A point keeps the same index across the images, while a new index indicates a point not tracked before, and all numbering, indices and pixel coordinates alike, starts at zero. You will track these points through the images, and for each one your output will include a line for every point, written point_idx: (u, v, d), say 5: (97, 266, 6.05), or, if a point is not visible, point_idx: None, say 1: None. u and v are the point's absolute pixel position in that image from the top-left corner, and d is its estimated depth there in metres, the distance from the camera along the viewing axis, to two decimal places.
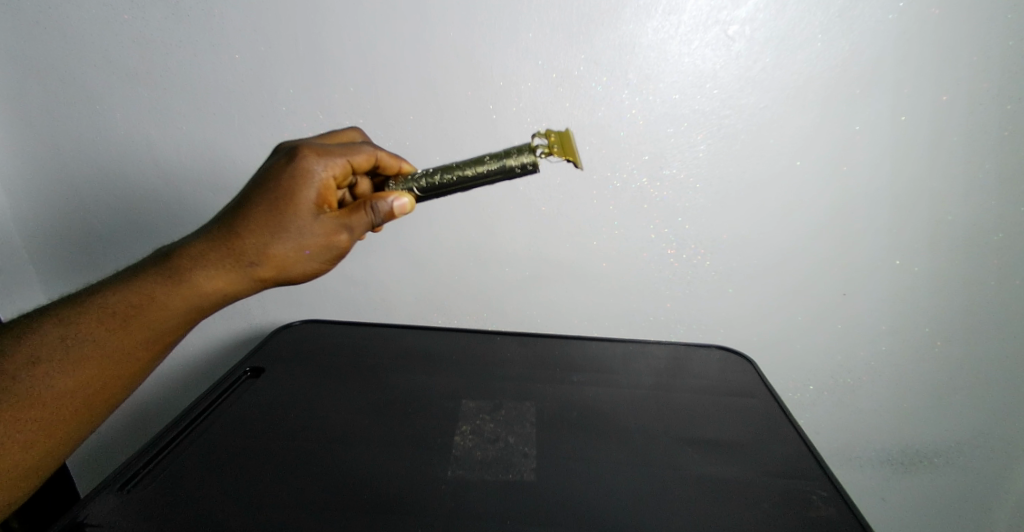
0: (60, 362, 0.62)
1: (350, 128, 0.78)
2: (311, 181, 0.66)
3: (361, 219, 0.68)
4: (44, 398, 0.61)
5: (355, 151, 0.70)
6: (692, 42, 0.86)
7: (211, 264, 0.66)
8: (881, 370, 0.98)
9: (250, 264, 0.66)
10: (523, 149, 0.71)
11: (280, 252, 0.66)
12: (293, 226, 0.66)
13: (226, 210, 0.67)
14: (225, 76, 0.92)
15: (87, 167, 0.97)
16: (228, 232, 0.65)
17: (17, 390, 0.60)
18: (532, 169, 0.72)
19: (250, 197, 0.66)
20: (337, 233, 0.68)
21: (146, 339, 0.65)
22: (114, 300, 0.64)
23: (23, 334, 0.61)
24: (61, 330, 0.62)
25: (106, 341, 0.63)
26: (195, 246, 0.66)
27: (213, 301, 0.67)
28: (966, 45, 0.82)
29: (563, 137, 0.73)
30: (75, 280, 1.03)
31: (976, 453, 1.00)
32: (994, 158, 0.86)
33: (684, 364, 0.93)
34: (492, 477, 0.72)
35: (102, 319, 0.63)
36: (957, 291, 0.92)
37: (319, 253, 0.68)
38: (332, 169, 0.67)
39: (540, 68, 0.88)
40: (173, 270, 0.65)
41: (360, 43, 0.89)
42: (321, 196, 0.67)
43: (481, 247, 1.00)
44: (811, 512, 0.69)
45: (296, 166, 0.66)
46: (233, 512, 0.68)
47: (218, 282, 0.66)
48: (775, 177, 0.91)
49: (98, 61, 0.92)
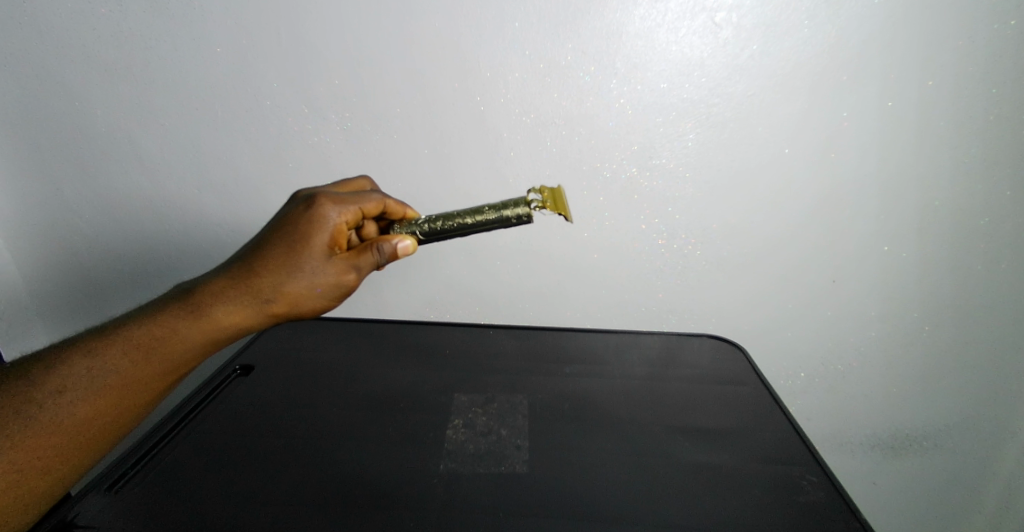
0: (86, 392, 0.62)
1: (362, 176, 0.79)
2: (325, 226, 0.67)
3: (368, 260, 0.69)
4: (65, 425, 0.61)
5: (366, 197, 0.71)
6: (679, 30, 0.85)
7: (230, 299, 0.66)
8: (870, 355, 0.99)
9: (266, 300, 0.67)
10: (519, 201, 0.72)
11: (293, 289, 0.67)
12: (306, 266, 0.67)
13: (245, 249, 0.68)
14: (207, 71, 0.91)
15: (68, 165, 0.97)
16: (247, 270, 0.67)
17: (39, 418, 0.60)
18: (526, 222, 0.72)
19: (268, 238, 0.67)
20: (346, 272, 0.69)
21: (166, 369, 0.66)
22: (139, 332, 0.65)
23: (53, 365, 0.62)
24: (89, 361, 0.63)
25: (131, 371, 0.64)
26: (215, 282, 0.67)
27: (230, 335, 0.68)
28: (952, 29, 0.82)
29: (555, 194, 0.73)
30: (57, 278, 1.02)
31: (965, 436, 1.02)
32: (980, 142, 0.86)
33: (677, 354, 0.93)
34: (484, 469, 0.73)
35: (127, 350, 0.64)
36: (944, 276, 0.93)
37: (330, 291, 0.69)
38: (346, 215, 0.69)
39: (526, 58, 0.88)
40: (195, 304, 0.66)
41: (344, 36, 0.88)
42: (335, 240, 0.68)
43: (472, 241, 0.99)
44: (800, 497, 0.70)
45: (312, 213, 0.67)
46: (229, 509, 0.67)
47: (237, 317, 0.67)
48: (764, 164, 0.91)
49: (76, 56, 0.91)
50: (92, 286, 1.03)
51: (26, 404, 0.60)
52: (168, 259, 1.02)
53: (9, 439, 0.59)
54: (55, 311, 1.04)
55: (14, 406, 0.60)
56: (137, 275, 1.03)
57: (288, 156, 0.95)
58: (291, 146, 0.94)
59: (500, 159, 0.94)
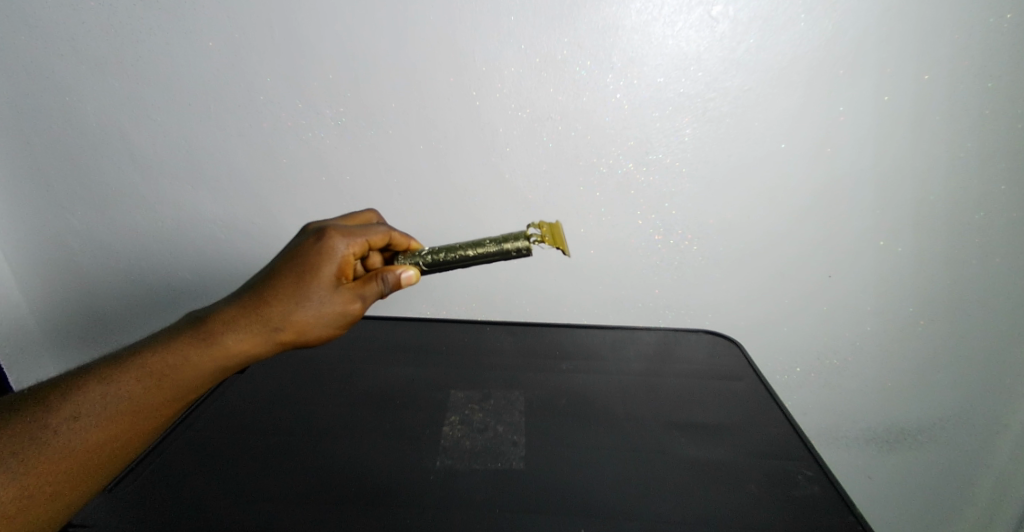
0: (99, 418, 0.59)
1: (369, 210, 0.79)
2: (333, 257, 0.67)
3: (372, 290, 0.69)
4: (77, 452, 0.59)
5: (372, 229, 0.71)
6: (675, 24, 0.85)
7: (240, 328, 0.65)
8: (866, 350, 0.99)
9: (274, 328, 0.65)
10: (519, 235, 0.72)
11: (300, 318, 0.66)
12: (314, 295, 0.66)
13: (256, 279, 0.68)
14: (199, 65, 0.90)
15: (59, 161, 0.96)
16: (258, 299, 0.66)
17: (51, 444, 0.58)
18: (525, 254, 0.72)
19: (278, 268, 0.67)
20: (352, 301, 0.68)
21: (179, 398, 0.63)
22: (153, 359, 0.62)
23: (68, 391, 0.59)
24: (104, 388, 0.60)
25: (144, 398, 0.61)
26: (226, 311, 0.65)
27: (237, 364, 0.66)
28: (947, 23, 0.82)
29: (555, 229, 0.74)
30: (50, 274, 1.03)
31: (959, 430, 1.02)
32: (975, 136, 0.86)
33: (673, 349, 0.94)
34: (481, 465, 0.72)
35: (141, 377, 0.61)
36: (939, 270, 0.93)
37: (335, 320, 0.67)
38: (354, 247, 0.69)
39: (522, 53, 0.87)
40: (206, 332, 0.64)
41: (337, 29, 0.87)
42: (342, 270, 0.68)
43: (468, 237, 0.99)
44: (795, 491, 0.70)
45: (321, 244, 0.67)
46: (224, 505, 0.67)
47: (247, 346, 0.65)
48: (761, 159, 0.90)
49: (65, 50, 0.90)
50: (86, 282, 1.03)
51: (38, 430, 0.57)
52: (163, 255, 1.01)
53: (20, 465, 0.56)
54: (47, 308, 1.05)
55: (28, 432, 0.57)
56: (131, 271, 1.03)
57: (282, 151, 0.94)
58: (284, 142, 0.94)
59: (496, 155, 0.93)
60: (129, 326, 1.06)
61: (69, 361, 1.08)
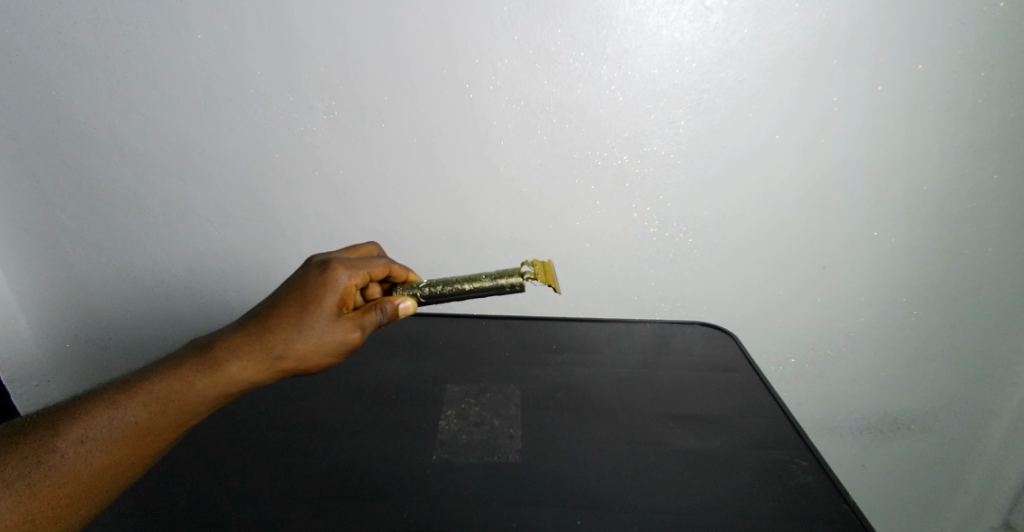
0: (105, 442, 0.59)
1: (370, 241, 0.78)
2: (335, 288, 0.67)
3: (372, 319, 0.68)
4: (82, 475, 0.58)
5: (373, 261, 0.71)
6: (670, 14, 0.84)
7: (245, 355, 0.64)
8: (860, 339, 1.00)
9: (277, 355, 0.65)
10: (513, 271, 0.74)
11: (302, 347, 0.66)
12: (315, 324, 0.66)
13: (260, 307, 0.68)
14: (189, 59, 0.89)
15: (47, 158, 0.95)
16: (262, 327, 0.65)
17: (56, 467, 0.57)
18: (519, 290, 0.74)
19: (282, 298, 0.67)
20: (352, 330, 0.67)
21: (182, 423, 0.62)
22: (159, 384, 0.62)
23: (78, 414, 0.59)
24: (110, 411, 0.60)
25: (150, 423, 0.61)
26: (231, 338, 0.65)
27: (239, 391, 0.65)
28: (941, 11, 0.81)
29: (548, 267, 0.76)
30: (40, 273, 1.02)
31: (951, 418, 1.03)
32: (968, 126, 0.86)
33: (669, 342, 0.94)
34: (478, 458, 0.73)
35: (147, 403, 0.61)
36: (932, 260, 0.94)
37: (335, 349, 0.67)
38: (356, 278, 0.69)
39: (515, 44, 0.86)
40: (212, 359, 0.64)
41: (327, 20, 0.86)
42: (344, 300, 0.68)
43: (462, 232, 0.98)
44: (790, 481, 0.71)
45: (324, 275, 0.67)
46: (221, 501, 0.67)
47: (250, 373, 0.64)
48: (754, 152, 0.90)
49: (51, 44, 0.88)
50: (78, 279, 1.02)
51: (46, 455, 0.57)
52: (157, 251, 1.01)
53: (26, 488, 0.56)
54: (41, 306, 1.04)
55: (35, 456, 0.57)
56: (124, 267, 1.02)
57: (274, 146, 0.93)
58: (276, 136, 0.93)
59: (490, 148, 0.93)
60: (123, 324, 1.05)
61: (61, 359, 1.07)
